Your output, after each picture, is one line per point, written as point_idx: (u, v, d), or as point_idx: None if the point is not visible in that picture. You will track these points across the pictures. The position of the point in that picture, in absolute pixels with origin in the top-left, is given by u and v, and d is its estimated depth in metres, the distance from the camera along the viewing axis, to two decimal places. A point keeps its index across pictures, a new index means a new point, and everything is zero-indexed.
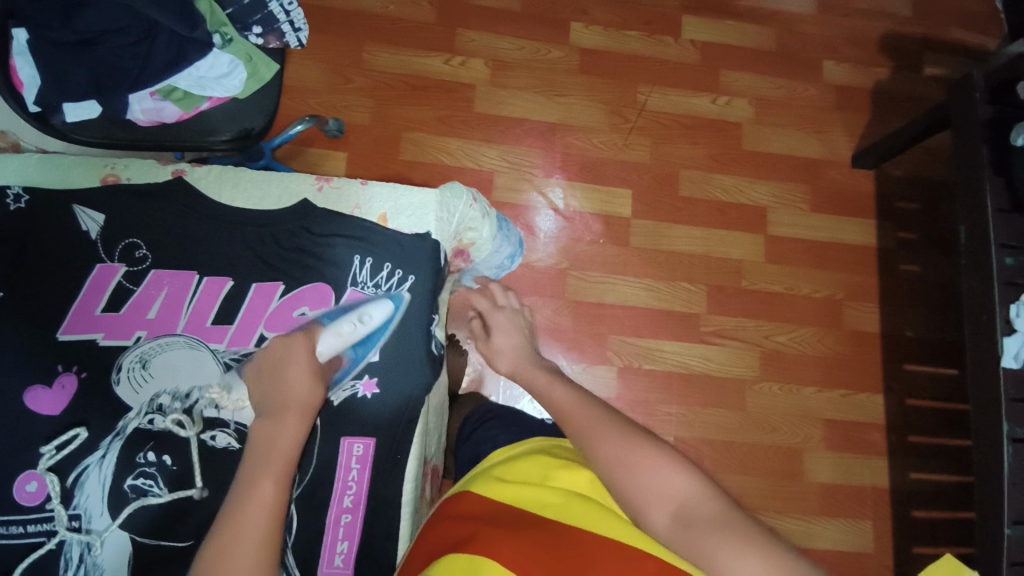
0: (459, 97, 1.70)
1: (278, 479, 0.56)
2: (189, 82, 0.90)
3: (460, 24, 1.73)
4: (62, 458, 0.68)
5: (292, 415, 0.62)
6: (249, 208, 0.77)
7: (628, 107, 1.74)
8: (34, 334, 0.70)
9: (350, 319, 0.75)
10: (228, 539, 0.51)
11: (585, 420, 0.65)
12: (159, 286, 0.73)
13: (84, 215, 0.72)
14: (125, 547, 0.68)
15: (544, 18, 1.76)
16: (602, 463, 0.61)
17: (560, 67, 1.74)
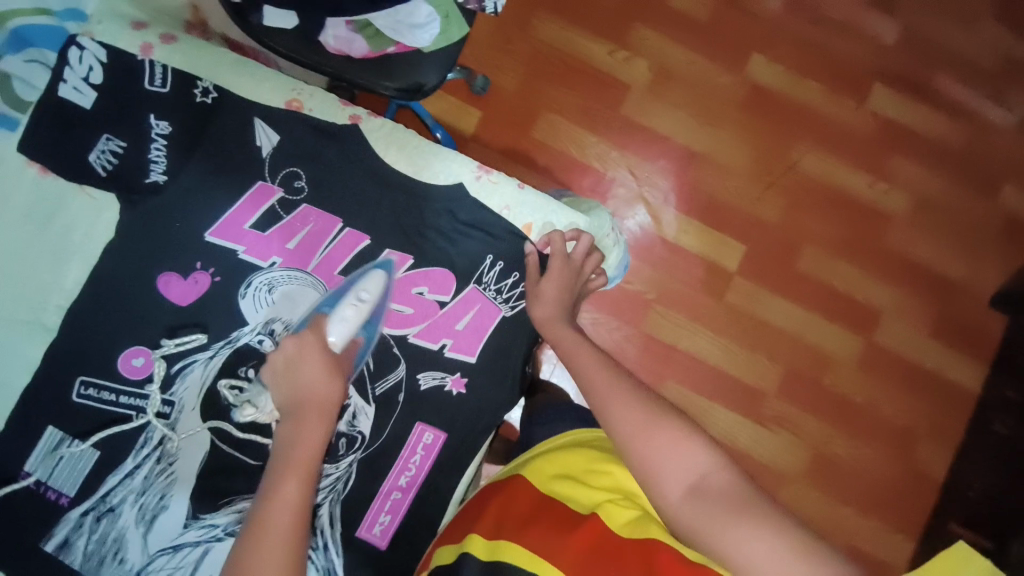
0: (608, 90, 1.60)
1: (302, 478, 0.57)
2: (386, 23, 0.89)
3: (638, 17, 1.61)
4: (173, 346, 0.71)
5: (313, 416, 0.61)
6: (409, 175, 0.77)
7: (778, 159, 1.60)
8: (179, 226, 0.72)
9: (349, 299, 0.67)
10: (259, 542, 0.53)
11: (605, 388, 0.68)
12: (305, 220, 0.75)
13: (261, 131, 0.75)
14: (203, 445, 0.71)
15: (727, 37, 1.62)
16: (624, 432, 0.64)
17: (723, 94, 1.61)
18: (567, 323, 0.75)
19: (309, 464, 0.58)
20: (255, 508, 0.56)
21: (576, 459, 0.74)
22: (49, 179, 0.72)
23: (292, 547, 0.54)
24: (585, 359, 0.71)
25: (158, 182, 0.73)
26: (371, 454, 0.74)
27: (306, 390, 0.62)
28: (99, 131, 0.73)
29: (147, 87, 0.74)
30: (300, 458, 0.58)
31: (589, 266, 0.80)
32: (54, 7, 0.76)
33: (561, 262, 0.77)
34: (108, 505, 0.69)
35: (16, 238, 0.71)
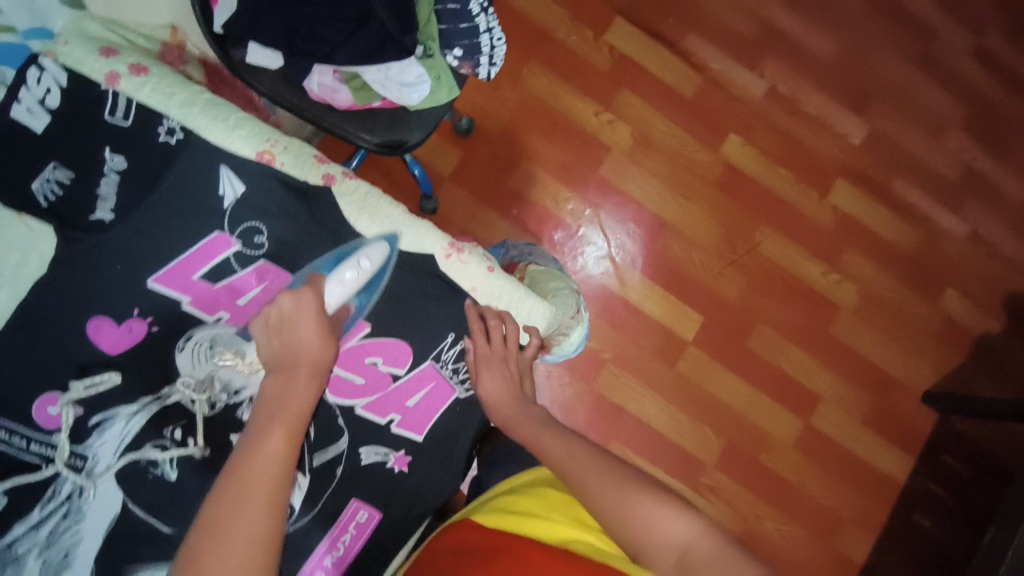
0: (588, 149, 1.62)
1: (287, 441, 0.57)
2: (374, 78, 0.87)
3: (628, 85, 1.65)
4: (96, 397, 0.67)
5: (306, 363, 0.62)
6: (378, 243, 0.75)
7: (741, 238, 1.65)
8: (125, 267, 0.69)
9: (360, 266, 0.69)
10: (234, 496, 0.52)
11: (578, 468, 0.67)
12: (259, 278, 0.72)
13: (226, 179, 0.72)
14: (114, 507, 0.66)
15: (707, 115, 1.68)
16: (601, 503, 0.63)
17: (697, 168, 1.66)
18: (529, 411, 0.75)
19: (296, 422, 0.58)
20: (237, 457, 0.55)
21: (531, 498, 0.73)
22: None
23: (270, 508, 0.52)
24: (551, 437, 0.71)
25: (105, 220, 0.69)
26: (303, 531, 0.69)
27: (303, 338, 0.63)
28: (48, 157, 0.69)
29: (106, 118, 0.71)
30: (289, 415, 0.58)
31: (529, 355, 0.78)
32: (20, 25, 0.71)
33: (495, 365, 0.75)
34: (13, 554, 0.63)
35: None
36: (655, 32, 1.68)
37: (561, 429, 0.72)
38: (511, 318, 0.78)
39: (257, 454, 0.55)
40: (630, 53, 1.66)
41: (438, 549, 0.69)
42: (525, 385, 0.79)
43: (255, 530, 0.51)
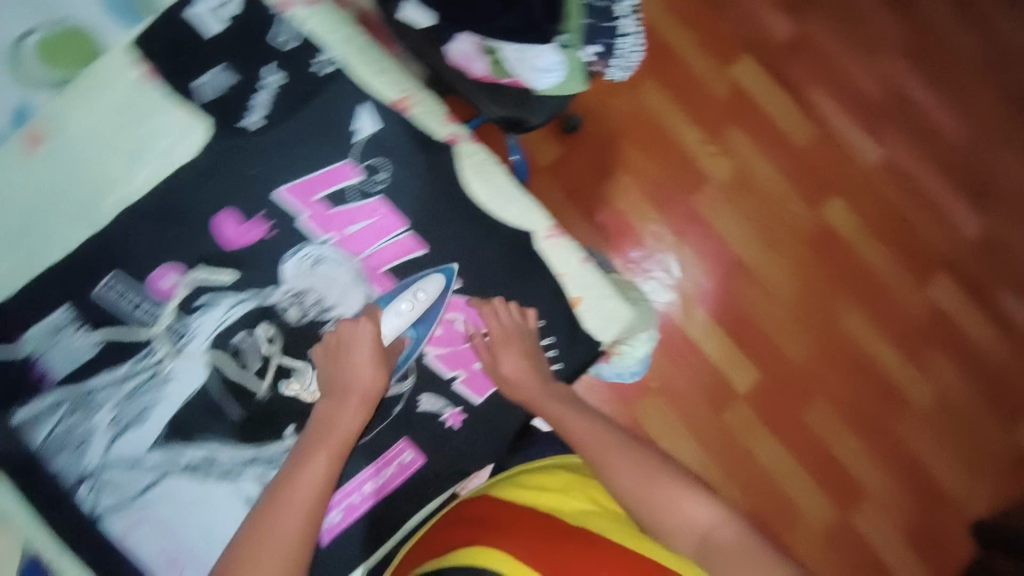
0: (687, 176, 1.60)
1: (333, 461, 0.65)
2: (513, 56, 0.88)
3: (740, 122, 1.62)
4: (207, 280, 0.73)
5: (356, 396, 0.69)
6: (487, 207, 0.79)
7: (820, 304, 1.59)
8: (259, 172, 0.74)
9: (413, 300, 0.75)
10: (287, 504, 0.60)
11: (607, 449, 0.68)
12: (372, 213, 0.76)
13: (362, 115, 0.77)
14: (194, 380, 0.72)
15: (815, 172, 1.63)
16: (626, 486, 0.64)
17: (792, 222, 1.61)
18: (551, 395, 0.74)
19: (342, 447, 0.66)
20: (282, 476, 0.63)
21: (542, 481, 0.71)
22: (149, 84, 0.75)
23: (312, 517, 0.60)
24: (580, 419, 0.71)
25: (252, 126, 0.75)
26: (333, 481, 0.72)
27: (359, 372, 0.70)
28: (216, 60, 0.76)
29: (271, 42, 0.77)
30: (338, 437, 0.67)
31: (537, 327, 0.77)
32: None
33: (504, 341, 0.74)
34: (89, 400, 0.71)
35: (105, 127, 0.73)
36: (784, 78, 1.64)
37: (591, 413, 0.72)
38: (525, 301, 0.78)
39: (306, 472, 0.63)
40: (751, 91, 1.63)
41: (451, 521, 0.69)
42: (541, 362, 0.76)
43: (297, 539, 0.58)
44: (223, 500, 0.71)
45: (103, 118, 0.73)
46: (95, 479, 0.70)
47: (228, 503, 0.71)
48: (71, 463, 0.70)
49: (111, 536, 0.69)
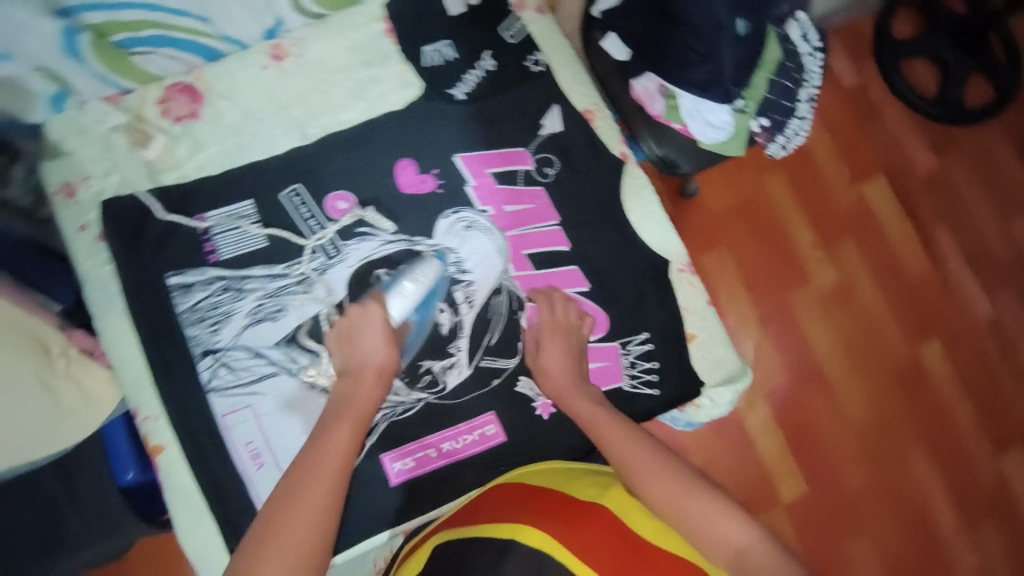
0: (791, 271, 1.47)
1: (352, 429, 0.65)
2: (690, 104, 0.95)
3: (857, 236, 1.51)
4: (368, 214, 0.80)
5: (375, 371, 0.68)
6: (633, 226, 0.82)
7: (891, 449, 1.44)
8: (447, 136, 0.82)
9: (419, 279, 0.75)
10: (315, 470, 0.60)
11: (633, 453, 0.65)
12: (531, 200, 0.82)
13: (551, 115, 0.83)
14: (332, 296, 0.79)
15: (921, 310, 1.51)
16: (656, 493, 0.62)
17: (884, 353, 1.48)
18: (584, 393, 0.72)
19: (357, 416, 0.66)
20: (302, 456, 0.62)
21: (559, 475, 0.72)
22: (386, 40, 0.83)
23: (339, 478, 0.61)
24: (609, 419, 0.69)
25: (456, 97, 0.82)
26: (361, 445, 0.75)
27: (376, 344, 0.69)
28: (444, 35, 0.83)
29: (502, 37, 0.84)
30: (358, 408, 0.66)
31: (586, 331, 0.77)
32: None
33: (560, 338, 0.75)
34: (239, 285, 0.78)
35: (338, 61, 0.82)
36: (912, 207, 1.54)
37: (615, 412, 0.70)
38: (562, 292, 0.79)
39: (329, 442, 0.63)
40: (880, 210, 1.53)
41: (485, 500, 0.69)
42: (583, 364, 0.76)
43: (325, 505, 0.59)
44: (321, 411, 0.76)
45: (339, 53, 0.82)
46: (220, 354, 0.76)
47: None
48: (204, 334, 0.76)
49: (216, 410, 0.75)
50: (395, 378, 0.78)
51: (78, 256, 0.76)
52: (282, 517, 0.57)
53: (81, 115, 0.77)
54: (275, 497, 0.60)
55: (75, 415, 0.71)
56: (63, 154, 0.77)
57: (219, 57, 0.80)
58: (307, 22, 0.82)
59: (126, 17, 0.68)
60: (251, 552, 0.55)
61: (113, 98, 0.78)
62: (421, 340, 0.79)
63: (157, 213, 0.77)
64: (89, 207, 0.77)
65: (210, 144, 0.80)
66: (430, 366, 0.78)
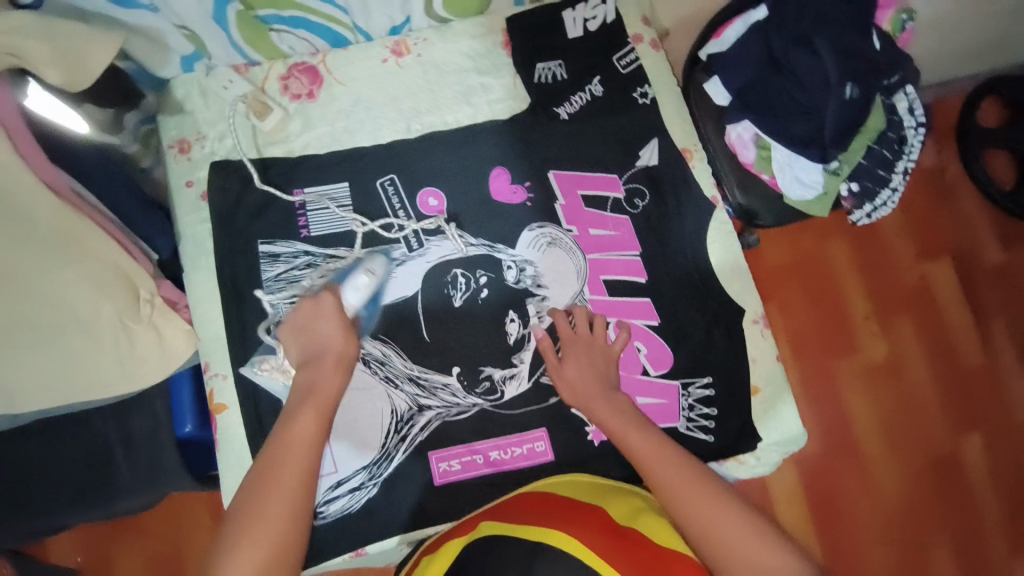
0: (838, 339, 1.39)
1: (315, 422, 0.62)
2: (782, 158, 0.96)
3: (913, 317, 1.41)
4: (447, 224, 0.81)
5: (333, 353, 0.66)
6: (713, 271, 0.81)
7: (924, 551, 1.29)
8: (545, 153, 0.83)
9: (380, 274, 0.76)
10: (282, 469, 0.59)
11: (664, 467, 0.63)
12: (616, 226, 0.82)
13: (649, 148, 0.84)
14: (405, 290, 0.80)
15: (978, 406, 1.38)
16: (670, 492, 0.61)
17: (930, 443, 1.35)
18: (609, 396, 0.70)
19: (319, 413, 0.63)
20: (273, 442, 0.61)
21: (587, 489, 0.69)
22: (501, 52, 0.86)
23: (305, 475, 0.59)
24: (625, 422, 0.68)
25: (559, 116, 0.84)
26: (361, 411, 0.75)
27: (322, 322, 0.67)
28: (557, 55, 0.85)
29: (614, 62, 0.86)
30: (317, 398, 0.63)
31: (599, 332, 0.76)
32: None
33: (583, 347, 0.75)
34: (323, 262, 0.80)
35: (453, 66, 0.85)
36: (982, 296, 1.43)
37: (643, 420, 0.68)
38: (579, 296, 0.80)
39: (291, 441, 0.61)
40: (942, 295, 1.42)
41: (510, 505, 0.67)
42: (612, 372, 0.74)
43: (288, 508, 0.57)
44: (377, 400, 0.77)
45: (455, 58, 0.85)
46: None
47: (380, 406, 0.77)
48: (283, 304, 0.78)
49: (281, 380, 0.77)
50: (455, 378, 0.78)
51: (181, 211, 0.80)
52: (251, 514, 0.56)
53: (206, 77, 0.81)
54: (251, 493, 0.58)
55: (147, 358, 0.73)
56: (184, 112, 0.81)
57: (345, 45, 0.84)
58: (431, 24, 0.85)
59: None
60: (229, 537, 0.55)
61: (239, 67, 0.82)
62: (485, 346, 0.79)
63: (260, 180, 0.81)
64: (199, 166, 0.81)
65: (320, 124, 0.84)
66: (490, 373, 0.79)
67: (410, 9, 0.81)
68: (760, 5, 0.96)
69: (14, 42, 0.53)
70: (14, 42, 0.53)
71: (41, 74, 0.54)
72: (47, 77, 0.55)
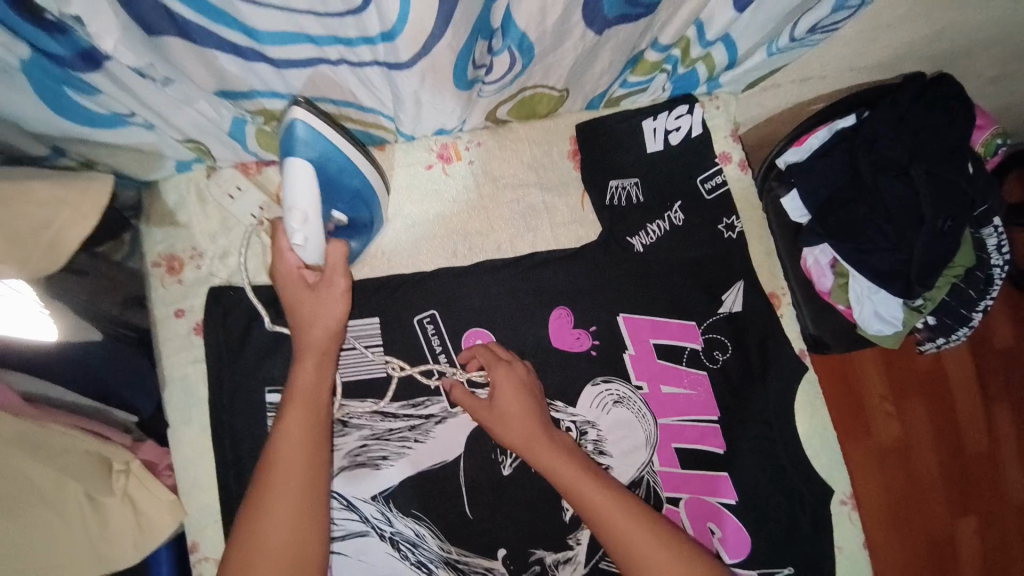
0: (854, 432, 1.15)
1: (304, 416, 0.56)
2: (859, 291, 0.86)
3: (927, 397, 1.17)
4: None
5: (307, 299, 0.59)
6: (802, 443, 0.72)
7: None
8: (617, 294, 0.71)
9: (303, 204, 0.55)
10: (273, 473, 0.53)
11: (617, 518, 0.55)
12: (693, 384, 0.71)
13: (733, 293, 0.73)
14: (446, 453, 0.67)
15: (995, 496, 1.18)
16: (621, 543, 0.54)
17: (946, 545, 1.15)
18: (553, 437, 0.60)
19: (312, 405, 0.57)
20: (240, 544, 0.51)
21: None
22: (567, 164, 0.73)
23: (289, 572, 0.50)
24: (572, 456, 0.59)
25: (633, 248, 0.72)
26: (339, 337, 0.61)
27: (276, 272, 0.58)
28: (633, 172, 0.72)
29: (697, 184, 0.73)
30: (313, 347, 0.58)
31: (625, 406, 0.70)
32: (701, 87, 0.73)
33: (505, 367, 0.63)
34: (346, 418, 0.66)
35: (511, 177, 0.71)
36: (1007, 362, 1.21)
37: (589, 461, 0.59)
38: (629, 409, 0.70)
39: (272, 523, 0.51)
40: (958, 372, 1.19)
41: None
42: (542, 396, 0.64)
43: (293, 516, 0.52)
44: None
45: (514, 168, 0.71)
46: None
47: None
48: None
49: None
50: (500, 563, 0.66)
51: (169, 347, 0.65)
52: None
53: (207, 180, 0.65)
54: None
55: (119, 538, 0.57)
56: (175, 223, 0.65)
57: (382, 145, 0.70)
58: (487, 125, 0.71)
59: (308, 108, 0.56)
60: None
61: (248, 167, 0.66)
62: (533, 524, 0.67)
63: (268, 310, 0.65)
64: (193, 291, 0.65)
65: None
66: (542, 556, 0.67)
67: (467, 116, 0.66)
68: (850, 113, 0.84)
69: None
70: None
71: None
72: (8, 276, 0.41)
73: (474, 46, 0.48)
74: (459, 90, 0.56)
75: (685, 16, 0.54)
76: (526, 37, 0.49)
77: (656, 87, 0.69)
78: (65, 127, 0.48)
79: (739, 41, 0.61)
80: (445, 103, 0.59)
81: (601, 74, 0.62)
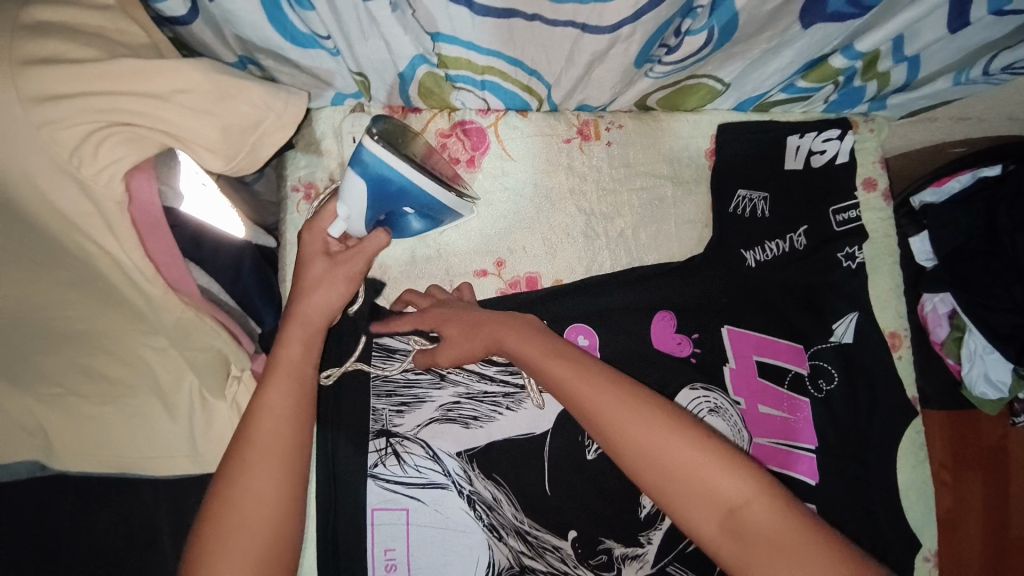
0: None
1: (286, 388, 0.53)
2: (971, 348, 0.81)
3: None
4: None
5: (318, 266, 0.56)
6: (894, 491, 0.69)
7: None
8: (733, 303, 0.69)
9: (348, 206, 0.56)
10: (256, 448, 0.50)
11: (597, 396, 0.51)
12: (792, 409, 0.67)
13: (844, 323, 0.70)
14: (533, 427, 0.68)
15: None
16: (603, 423, 0.50)
17: None
18: (525, 326, 0.59)
19: (300, 384, 0.54)
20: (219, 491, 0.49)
21: None
22: (704, 162, 0.72)
23: (282, 516, 0.49)
24: (562, 361, 0.54)
25: (747, 262, 0.70)
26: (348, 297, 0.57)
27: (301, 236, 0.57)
28: (763, 186, 0.70)
29: (829, 212, 0.71)
30: (301, 326, 0.55)
31: (720, 418, 0.63)
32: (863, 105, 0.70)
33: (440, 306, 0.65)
34: (444, 372, 0.68)
35: (647, 167, 0.71)
36: None
37: (561, 344, 0.56)
38: (722, 423, 0.62)
39: (255, 479, 0.49)
40: None
41: None
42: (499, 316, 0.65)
43: (277, 497, 0.49)
44: (472, 547, 0.64)
45: (653, 158, 0.71)
46: (396, 441, 0.66)
47: (475, 557, 0.64)
48: (388, 411, 0.67)
49: (369, 499, 0.65)
50: (569, 544, 0.65)
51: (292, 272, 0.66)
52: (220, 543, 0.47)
53: (353, 120, 0.66)
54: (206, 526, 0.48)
55: (224, 441, 0.60)
56: (319, 151, 0.67)
57: (525, 110, 0.69)
58: (632, 110, 0.70)
59: (479, 62, 0.56)
60: None
61: (394, 110, 0.67)
62: (604, 512, 0.66)
63: (406, 265, 0.70)
64: None
65: (475, 204, 0.69)
66: (610, 546, 0.65)
67: (619, 97, 0.66)
68: (998, 162, 0.77)
69: (163, 112, 0.45)
70: (172, 120, 0.45)
71: (201, 158, 0.47)
72: (210, 163, 0.48)
73: (672, 21, 0.49)
74: (634, 67, 0.56)
75: (891, 30, 0.55)
76: (735, 17, 0.50)
77: (818, 98, 0.66)
78: (269, 38, 0.51)
79: (926, 62, 0.61)
80: (610, 78, 0.58)
81: (770, 75, 0.61)
